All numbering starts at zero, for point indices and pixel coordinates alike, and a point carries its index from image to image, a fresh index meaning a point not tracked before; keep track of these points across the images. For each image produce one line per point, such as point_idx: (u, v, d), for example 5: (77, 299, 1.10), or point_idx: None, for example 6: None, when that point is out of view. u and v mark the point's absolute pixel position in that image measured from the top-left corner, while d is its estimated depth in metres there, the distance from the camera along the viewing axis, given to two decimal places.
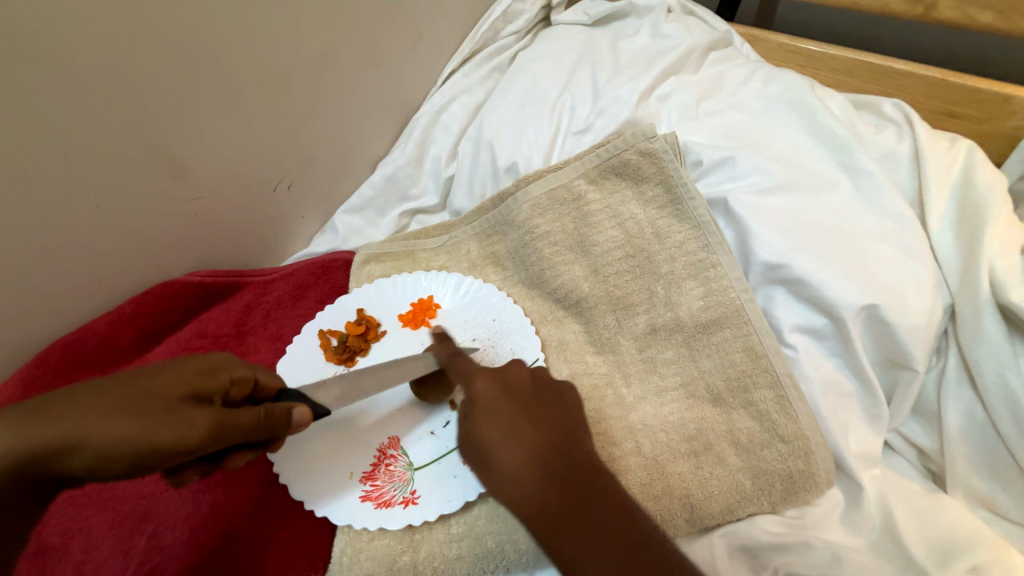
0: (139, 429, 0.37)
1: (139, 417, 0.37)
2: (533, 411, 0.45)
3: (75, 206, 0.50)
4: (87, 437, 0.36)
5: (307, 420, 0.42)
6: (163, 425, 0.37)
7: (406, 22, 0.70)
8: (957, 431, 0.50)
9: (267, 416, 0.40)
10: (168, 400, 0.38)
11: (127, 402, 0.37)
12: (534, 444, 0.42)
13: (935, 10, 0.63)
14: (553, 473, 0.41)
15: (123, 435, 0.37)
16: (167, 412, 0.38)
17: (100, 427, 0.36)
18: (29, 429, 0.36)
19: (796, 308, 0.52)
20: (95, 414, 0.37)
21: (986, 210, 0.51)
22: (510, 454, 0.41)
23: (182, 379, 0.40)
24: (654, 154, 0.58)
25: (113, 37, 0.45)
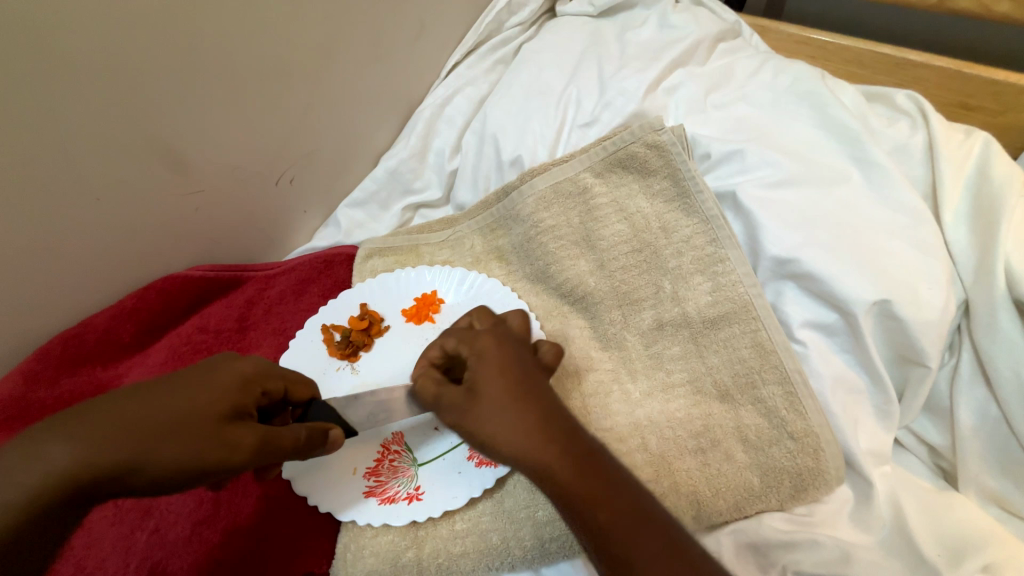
0: (190, 450, 0.37)
1: (188, 437, 0.38)
2: (529, 373, 0.41)
3: (77, 198, 0.49)
4: (141, 460, 0.36)
5: (340, 440, 0.44)
6: (212, 445, 0.38)
7: (410, 13, 0.69)
8: (970, 428, 0.50)
9: (308, 438, 0.41)
10: (213, 420, 0.39)
11: (175, 423, 0.38)
12: (538, 405, 0.39)
13: (949, 1, 0.62)
14: (562, 435, 0.38)
15: (174, 458, 0.37)
16: (214, 431, 0.38)
17: (154, 450, 0.37)
18: (85, 453, 0.36)
19: (806, 303, 0.51)
20: (144, 436, 0.37)
21: (1001, 203, 0.50)
22: (516, 415, 0.38)
23: (223, 397, 0.40)
24: (663, 147, 0.57)
25: (113, 26, 0.45)
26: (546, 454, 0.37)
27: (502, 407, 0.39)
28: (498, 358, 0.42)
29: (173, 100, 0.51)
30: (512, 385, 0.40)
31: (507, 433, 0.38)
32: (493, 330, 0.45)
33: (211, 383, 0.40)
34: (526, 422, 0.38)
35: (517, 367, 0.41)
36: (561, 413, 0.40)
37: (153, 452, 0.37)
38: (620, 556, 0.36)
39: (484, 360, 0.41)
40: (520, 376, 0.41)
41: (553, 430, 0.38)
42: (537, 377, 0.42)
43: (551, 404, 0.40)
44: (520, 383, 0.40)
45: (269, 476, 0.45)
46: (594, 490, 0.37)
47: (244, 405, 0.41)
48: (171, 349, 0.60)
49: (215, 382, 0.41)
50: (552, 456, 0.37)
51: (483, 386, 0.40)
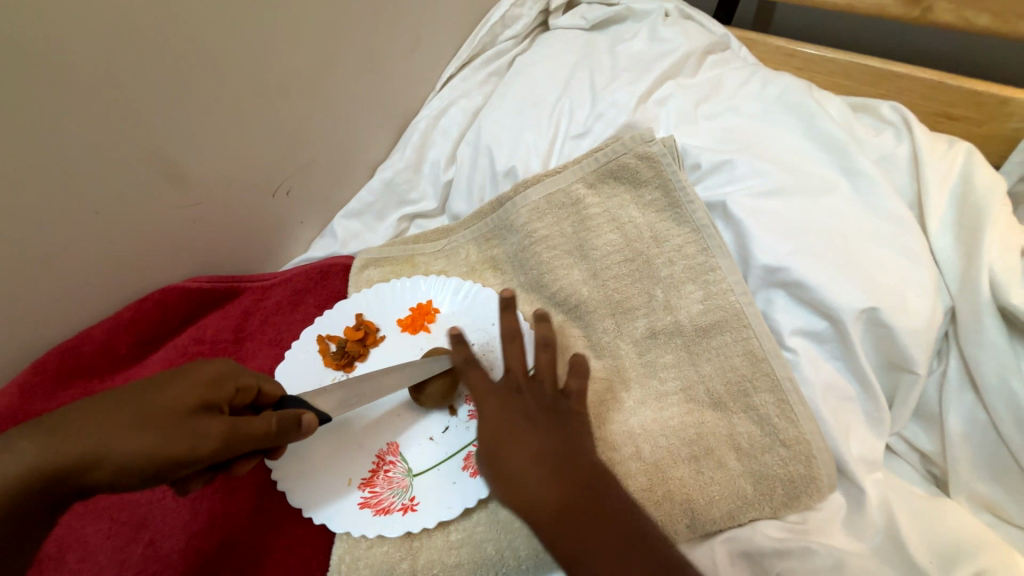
0: (154, 441, 0.38)
1: (151, 430, 0.38)
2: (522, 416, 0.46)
3: (74, 211, 0.50)
4: (105, 453, 0.37)
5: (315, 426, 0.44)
6: (177, 437, 0.38)
7: (405, 26, 0.70)
8: (960, 434, 0.50)
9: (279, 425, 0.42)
10: (179, 413, 0.39)
11: (140, 417, 0.38)
12: (542, 452, 0.43)
13: (932, 13, 0.63)
14: (559, 485, 0.41)
15: (140, 451, 0.37)
16: (179, 423, 0.39)
17: (119, 443, 0.37)
18: (55, 446, 0.37)
19: (796, 311, 0.52)
20: (108, 429, 0.38)
21: (986, 213, 0.51)
22: (525, 463, 0.43)
23: (192, 392, 0.40)
24: (653, 158, 0.58)
25: (110, 41, 0.45)
26: (538, 495, 0.41)
27: (505, 455, 0.44)
28: (507, 414, 0.46)
29: (169, 113, 0.52)
30: (524, 436, 0.44)
31: (511, 481, 0.43)
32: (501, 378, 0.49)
33: (179, 381, 0.41)
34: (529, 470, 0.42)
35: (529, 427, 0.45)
36: (573, 459, 0.43)
37: (116, 445, 0.37)
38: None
39: (497, 417, 0.46)
40: (530, 434, 0.44)
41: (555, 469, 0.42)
42: (538, 423, 0.45)
43: (553, 448, 0.43)
44: (533, 437, 0.44)
45: (242, 473, 0.45)
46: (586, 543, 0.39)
47: (213, 399, 0.41)
48: (167, 361, 0.60)
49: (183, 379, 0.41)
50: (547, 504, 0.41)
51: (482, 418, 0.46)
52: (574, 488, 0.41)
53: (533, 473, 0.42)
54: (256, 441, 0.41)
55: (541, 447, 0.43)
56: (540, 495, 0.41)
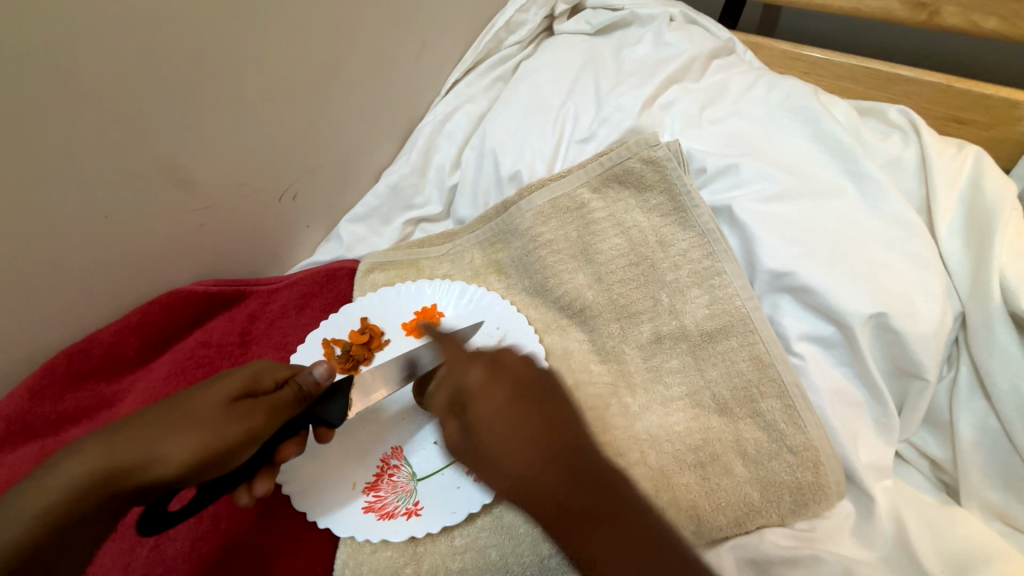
0: (207, 436, 0.39)
1: (201, 427, 0.39)
2: (536, 393, 0.47)
3: (81, 215, 0.50)
4: (166, 455, 0.38)
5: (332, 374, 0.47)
6: (229, 420, 0.40)
7: (411, 32, 0.70)
8: (971, 441, 0.49)
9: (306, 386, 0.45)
10: (223, 405, 0.41)
11: (187, 418, 0.39)
12: (534, 431, 0.44)
13: (939, 17, 0.63)
14: (556, 474, 0.42)
15: (197, 441, 0.38)
16: (226, 413, 0.40)
17: (177, 438, 0.38)
18: (108, 455, 0.37)
19: (803, 316, 0.51)
20: (158, 434, 0.38)
21: (995, 216, 0.50)
22: (516, 446, 0.44)
23: (230, 380, 0.42)
24: (659, 162, 0.58)
25: (117, 47, 0.46)
26: (534, 480, 0.42)
27: (496, 436, 0.45)
28: (489, 399, 0.47)
29: (176, 116, 0.52)
30: (515, 416, 0.45)
31: (501, 468, 0.44)
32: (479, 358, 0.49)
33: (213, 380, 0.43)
34: (521, 451, 0.44)
35: (518, 400, 0.46)
36: (570, 442, 0.44)
37: (170, 448, 0.38)
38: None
39: (478, 403, 0.47)
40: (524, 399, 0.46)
41: (547, 446, 0.43)
42: (531, 406, 0.46)
43: (540, 419, 0.45)
44: (524, 413, 0.45)
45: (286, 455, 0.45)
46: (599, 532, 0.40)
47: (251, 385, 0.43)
48: (175, 363, 0.60)
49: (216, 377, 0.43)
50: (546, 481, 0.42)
51: (478, 401, 0.47)
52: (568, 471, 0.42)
53: (527, 456, 0.43)
54: (294, 407, 0.44)
55: (532, 425, 0.45)
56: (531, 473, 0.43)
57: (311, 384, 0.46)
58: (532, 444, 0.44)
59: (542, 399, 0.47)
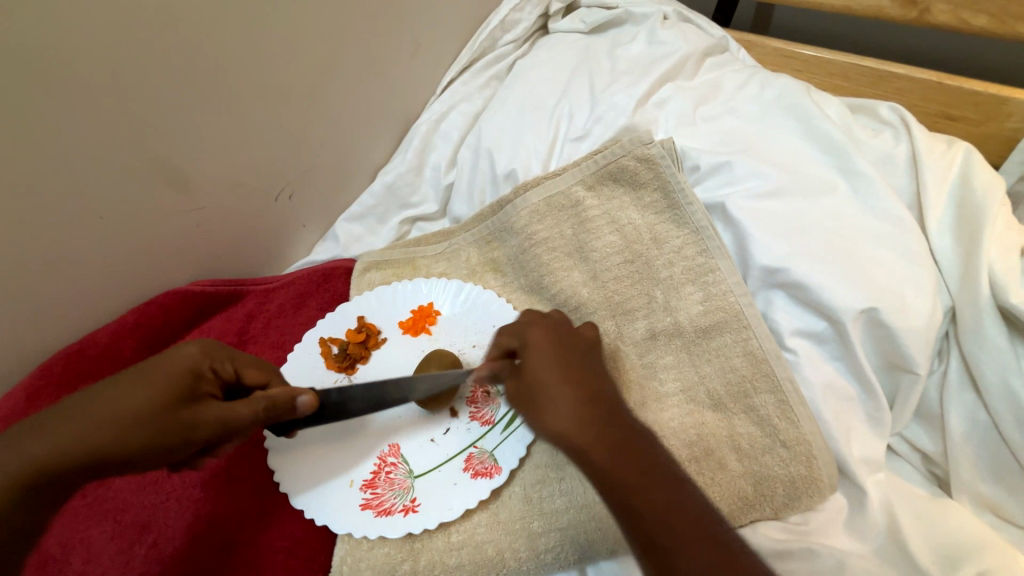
0: (147, 437, 0.40)
1: (137, 430, 0.40)
2: (584, 361, 0.45)
3: (79, 215, 0.50)
4: (110, 444, 0.40)
5: (312, 405, 0.48)
6: (167, 429, 0.41)
7: (406, 31, 0.71)
8: (961, 434, 0.50)
9: (267, 406, 0.45)
10: (164, 401, 0.41)
11: (125, 412, 0.40)
12: (596, 392, 0.42)
13: (929, 14, 0.63)
14: (610, 421, 0.40)
15: (131, 445, 0.40)
16: (166, 417, 0.41)
17: (112, 439, 0.40)
18: (56, 443, 0.40)
19: (796, 312, 0.52)
20: (93, 429, 0.40)
21: (985, 212, 0.51)
22: (559, 398, 0.41)
23: (175, 382, 0.42)
24: (652, 160, 0.58)
25: (114, 49, 0.46)
26: (589, 430, 0.39)
27: (531, 389, 0.42)
28: (553, 346, 0.45)
29: (171, 118, 0.52)
30: (568, 374, 0.43)
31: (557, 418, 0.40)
32: (544, 320, 0.48)
33: (147, 369, 0.43)
34: (579, 408, 0.40)
35: (569, 357, 0.44)
36: (611, 402, 0.42)
37: (106, 444, 0.40)
38: (653, 537, 0.36)
39: (537, 349, 0.44)
40: (571, 361, 0.44)
41: (589, 408, 0.40)
42: (583, 367, 0.44)
43: (590, 386, 0.42)
44: (571, 367, 0.43)
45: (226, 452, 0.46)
46: (641, 483, 0.38)
47: (198, 389, 0.43)
48: None
49: (150, 365, 0.43)
50: (593, 438, 0.39)
51: (535, 350, 0.44)
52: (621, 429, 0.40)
53: (573, 411, 0.40)
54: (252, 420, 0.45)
55: (585, 382, 0.42)
56: (595, 435, 0.39)
57: (280, 402, 0.46)
58: (588, 416, 0.40)
59: (590, 366, 0.45)
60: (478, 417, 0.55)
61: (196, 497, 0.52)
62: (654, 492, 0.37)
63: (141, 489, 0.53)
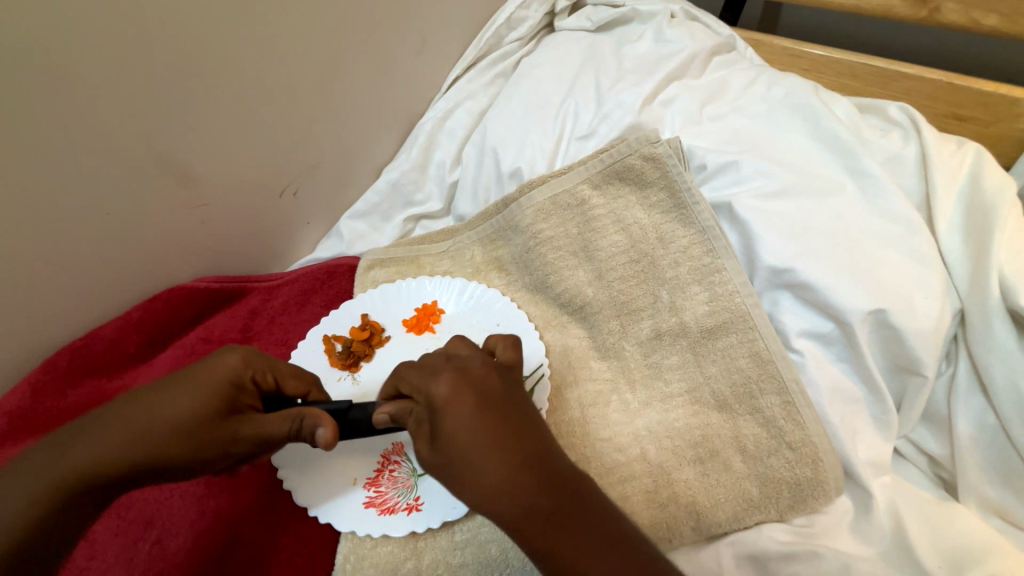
0: (185, 449, 0.41)
1: (174, 441, 0.41)
2: (511, 399, 0.37)
3: (84, 211, 0.50)
4: (149, 455, 0.40)
5: (333, 441, 0.42)
6: (205, 441, 0.41)
7: (412, 28, 0.70)
8: (968, 438, 0.50)
9: (298, 428, 0.43)
10: (202, 415, 0.41)
11: (165, 425, 0.41)
12: (512, 441, 0.34)
13: (939, 14, 0.63)
14: (536, 476, 0.34)
15: (167, 456, 0.41)
16: (202, 431, 0.41)
17: (149, 449, 0.40)
18: (90, 451, 0.40)
19: (803, 313, 0.52)
20: (134, 438, 0.40)
21: (994, 214, 0.51)
22: (486, 466, 0.33)
23: (214, 395, 0.42)
24: (658, 159, 0.58)
25: (120, 44, 0.46)
26: (502, 497, 0.33)
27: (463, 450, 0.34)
28: (464, 400, 0.35)
29: (176, 114, 0.52)
30: (485, 432, 0.34)
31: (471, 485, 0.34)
32: (462, 360, 0.39)
33: (185, 381, 0.43)
34: (492, 477, 0.33)
35: (488, 394, 0.36)
36: (545, 450, 0.36)
37: (141, 450, 0.40)
38: None
39: (447, 406, 0.35)
40: (495, 407, 0.36)
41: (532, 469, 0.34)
42: (505, 394, 0.37)
43: (523, 442, 0.35)
44: (494, 410, 0.35)
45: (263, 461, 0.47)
46: (571, 550, 0.33)
47: (236, 401, 0.43)
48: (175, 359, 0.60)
49: (189, 376, 0.43)
50: (521, 503, 0.33)
51: (450, 402, 0.35)
52: (551, 480, 0.34)
53: (490, 473, 0.33)
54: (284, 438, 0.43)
55: (506, 433, 0.35)
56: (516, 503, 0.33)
57: (311, 428, 0.43)
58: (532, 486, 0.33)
59: (509, 403, 0.37)
60: None
61: (200, 493, 0.53)
62: (596, 561, 0.33)
63: (144, 485, 0.53)
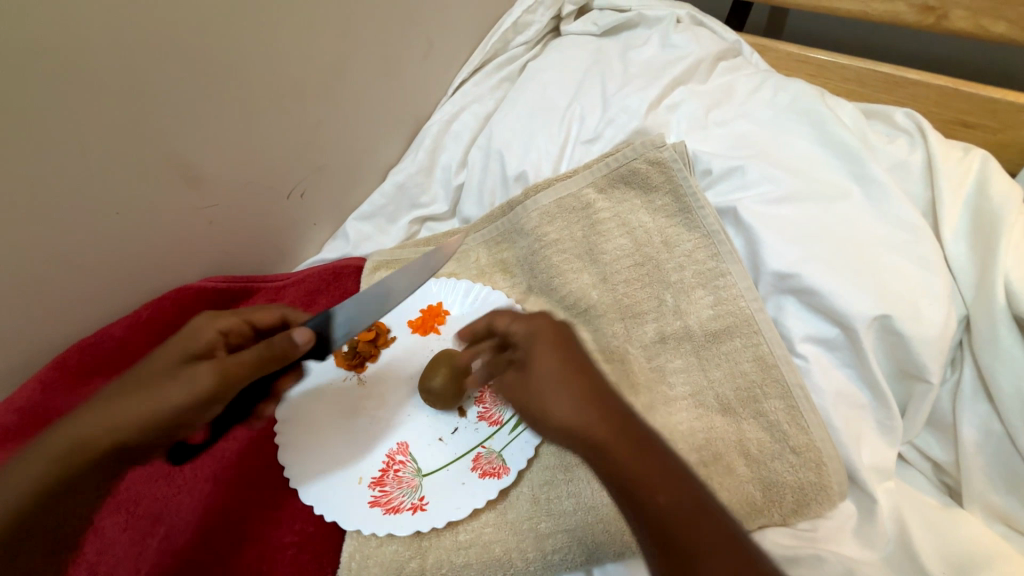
0: (174, 398, 0.43)
1: (164, 396, 0.43)
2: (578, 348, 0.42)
3: (94, 210, 0.51)
4: (142, 421, 0.42)
5: (310, 339, 0.47)
6: (193, 388, 0.44)
7: (419, 32, 0.71)
8: (973, 444, 0.50)
9: (272, 346, 0.46)
10: (174, 371, 0.45)
11: (154, 398, 0.43)
12: (589, 396, 0.38)
13: (946, 21, 0.63)
14: (615, 421, 0.37)
15: (159, 410, 0.43)
16: (170, 373, 0.44)
17: (129, 418, 0.42)
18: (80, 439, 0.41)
19: (807, 318, 0.52)
20: (115, 415, 0.42)
21: (1001, 221, 0.51)
22: (560, 394, 0.38)
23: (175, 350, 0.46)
24: (664, 163, 0.58)
25: (130, 45, 0.46)
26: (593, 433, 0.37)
27: (537, 387, 0.39)
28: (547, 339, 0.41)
29: (185, 115, 0.53)
30: (559, 372, 0.39)
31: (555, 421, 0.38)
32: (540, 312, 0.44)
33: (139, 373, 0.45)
34: (571, 411, 0.38)
35: (569, 353, 0.41)
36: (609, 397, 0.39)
37: (129, 419, 0.42)
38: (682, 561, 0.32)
39: (535, 344, 0.41)
40: (570, 355, 0.41)
41: (607, 408, 0.38)
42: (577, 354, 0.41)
43: (601, 390, 0.39)
44: (577, 370, 0.39)
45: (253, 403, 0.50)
46: (658, 484, 0.35)
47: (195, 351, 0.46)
48: None
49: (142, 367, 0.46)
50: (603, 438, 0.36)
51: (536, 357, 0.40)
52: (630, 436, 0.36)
53: (571, 409, 0.37)
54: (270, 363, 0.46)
55: (575, 379, 0.39)
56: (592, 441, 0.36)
57: (289, 343, 0.46)
58: (606, 420, 0.37)
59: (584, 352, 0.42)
60: (486, 418, 0.56)
61: (208, 491, 0.53)
62: (666, 499, 0.34)
63: (153, 481, 0.53)
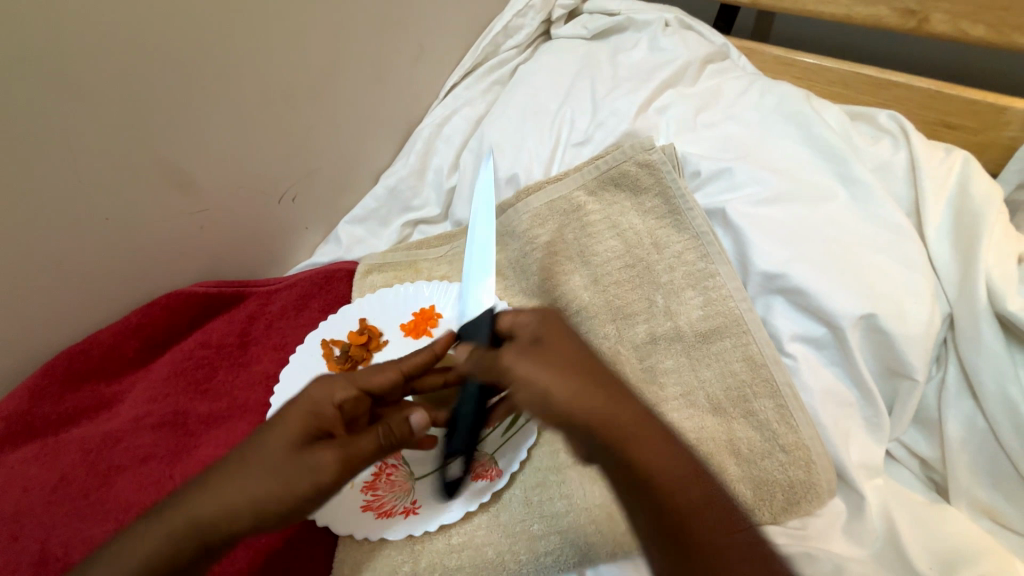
0: (273, 483, 0.39)
1: (290, 479, 0.40)
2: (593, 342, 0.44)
3: (84, 217, 0.51)
4: (263, 507, 0.39)
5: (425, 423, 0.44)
6: (292, 475, 0.40)
7: (410, 37, 0.71)
8: (958, 440, 0.50)
9: (388, 435, 0.42)
10: (287, 452, 0.40)
11: (237, 491, 0.39)
12: (605, 389, 0.40)
13: (928, 24, 0.64)
14: (638, 411, 0.40)
15: (270, 498, 0.39)
16: (302, 459, 0.40)
17: (263, 494, 0.39)
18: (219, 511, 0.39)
19: (795, 317, 0.52)
20: (238, 495, 0.39)
21: (982, 221, 0.52)
22: (562, 377, 0.40)
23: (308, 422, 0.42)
24: (653, 166, 0.59)
25: (118, 52, 0.46)
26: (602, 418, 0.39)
27: (544, 361, 0.41)
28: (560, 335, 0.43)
29: (174, 121, 0.53)
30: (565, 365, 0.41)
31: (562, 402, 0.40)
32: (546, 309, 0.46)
33: (257, 454, 0.41)
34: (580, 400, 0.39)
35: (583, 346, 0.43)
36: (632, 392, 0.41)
37: (247, 498, 0.39)
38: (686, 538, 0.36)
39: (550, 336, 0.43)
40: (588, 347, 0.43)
41: (614, 398, 0.40)
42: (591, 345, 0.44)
43: (610, 378, 0.42)
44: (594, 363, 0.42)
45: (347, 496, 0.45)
46: (685, 467, 0.38)
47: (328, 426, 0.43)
48: (174, 364, 0.60)
49: (272, 444, 0.41)
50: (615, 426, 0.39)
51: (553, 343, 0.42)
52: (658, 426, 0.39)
53: (574, 400, 0.39)
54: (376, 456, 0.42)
55: (590, 373, 0.41)
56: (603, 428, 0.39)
57: (398, 427, 0.43)
58: (622, 402, 0.40)
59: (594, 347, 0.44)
60: None
61: None
62: (681, 494, 0.37)
63: None
